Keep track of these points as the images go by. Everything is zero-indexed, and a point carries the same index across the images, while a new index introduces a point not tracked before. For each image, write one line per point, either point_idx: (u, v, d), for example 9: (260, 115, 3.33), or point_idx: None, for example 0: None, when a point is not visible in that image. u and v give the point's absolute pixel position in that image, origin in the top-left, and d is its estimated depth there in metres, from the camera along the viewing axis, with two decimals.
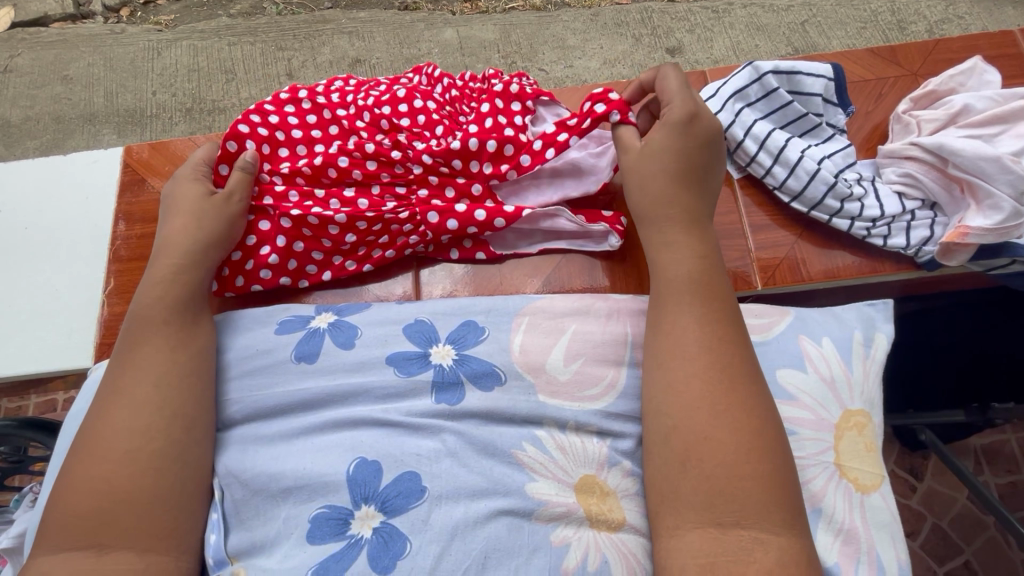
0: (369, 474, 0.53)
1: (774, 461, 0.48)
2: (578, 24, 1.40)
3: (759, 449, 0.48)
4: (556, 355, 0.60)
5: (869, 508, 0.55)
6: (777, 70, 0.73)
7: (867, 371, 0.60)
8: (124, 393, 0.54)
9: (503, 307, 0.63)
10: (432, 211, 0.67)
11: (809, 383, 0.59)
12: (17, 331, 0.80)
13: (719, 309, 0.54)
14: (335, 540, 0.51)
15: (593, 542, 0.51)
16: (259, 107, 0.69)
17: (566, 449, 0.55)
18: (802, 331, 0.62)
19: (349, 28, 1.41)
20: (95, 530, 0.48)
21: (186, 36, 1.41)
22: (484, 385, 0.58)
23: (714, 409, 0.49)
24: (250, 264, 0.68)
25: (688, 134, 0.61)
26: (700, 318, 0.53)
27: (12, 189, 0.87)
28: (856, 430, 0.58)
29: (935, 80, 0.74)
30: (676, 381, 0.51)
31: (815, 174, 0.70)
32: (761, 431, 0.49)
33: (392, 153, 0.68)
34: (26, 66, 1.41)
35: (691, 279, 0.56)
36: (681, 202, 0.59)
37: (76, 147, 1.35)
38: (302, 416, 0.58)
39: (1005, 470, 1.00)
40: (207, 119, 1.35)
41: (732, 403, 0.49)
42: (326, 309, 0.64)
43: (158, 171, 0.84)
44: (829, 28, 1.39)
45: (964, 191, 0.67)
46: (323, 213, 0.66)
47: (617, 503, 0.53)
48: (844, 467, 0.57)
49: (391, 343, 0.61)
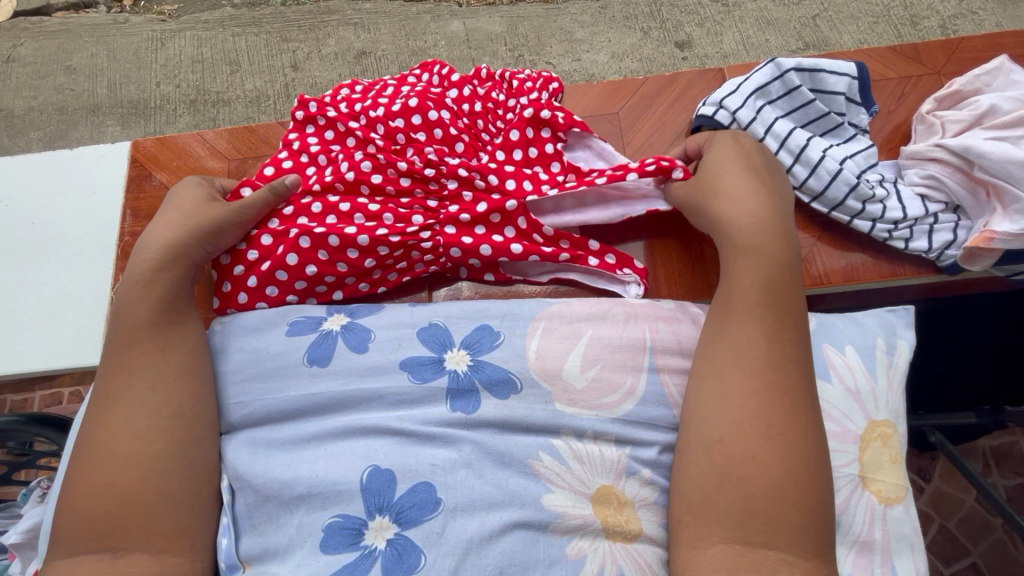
0: (383, 483, 0.52)
1: (817, 490, 0.48)
2: (586, 16, 1.38)
3: (805, 475, 0.47)
4: (573, 360, 0.59)
5: (890, 520, 0.55)
6: (800, 67, 0.72)
7: (891, 380, 0.59)
8: (118, 398, 0.53)
9: (518, 311, 0.62)
10: (455, 247, 0.66)
11: (835, 394, 0.58)
12: (24, 326, 0.79)
13: (790, 328, 0.53)
14: (349, 551, 0.50)
15: (609, 554, 0.51)
16: (284, 139, 0.71)
17: (583, 459, 0.55)
18: (825, 340, 0.61)
19: (355, 20, 1.39)
20: (105, 533, 0.48)
21: (190, 27, 1.39)
22: (500, 394, 0.57)
23: (769, 434, 0.48)
24: (253, 280, 0.65)
25: (744, 150, 0.64)
26: (766, 334, 0.52)
27: (18, 183, 0.86)
28: (882, 441, 0.57)
29: (960, 80, 0.73)
30: (732, 396, 0.51)
31: (837, 174, 0.69)
32: (813, 462, 0.48)
33: (425, 170, 0.68)
34: (29, 56, 1.39)
35: (764, 291, 0.54)
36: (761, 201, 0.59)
37: (80, 139, 1.34)
38: (315, 419, 0.57)
39: (1013, 472, 0.99)
40: (211, 111, 1.34)
41: (790, 429, 0.49)
42: (338, 310, 0.63)
43: (166, 166, 0.82)
44: (841, 23, 1.37)
45: (990, 195, 0.66)
46: (345, 235, 0.64)
47: (634, 513, 0.53)
48: (867, 478, 0.56)
49: (404, 347, 0.60)
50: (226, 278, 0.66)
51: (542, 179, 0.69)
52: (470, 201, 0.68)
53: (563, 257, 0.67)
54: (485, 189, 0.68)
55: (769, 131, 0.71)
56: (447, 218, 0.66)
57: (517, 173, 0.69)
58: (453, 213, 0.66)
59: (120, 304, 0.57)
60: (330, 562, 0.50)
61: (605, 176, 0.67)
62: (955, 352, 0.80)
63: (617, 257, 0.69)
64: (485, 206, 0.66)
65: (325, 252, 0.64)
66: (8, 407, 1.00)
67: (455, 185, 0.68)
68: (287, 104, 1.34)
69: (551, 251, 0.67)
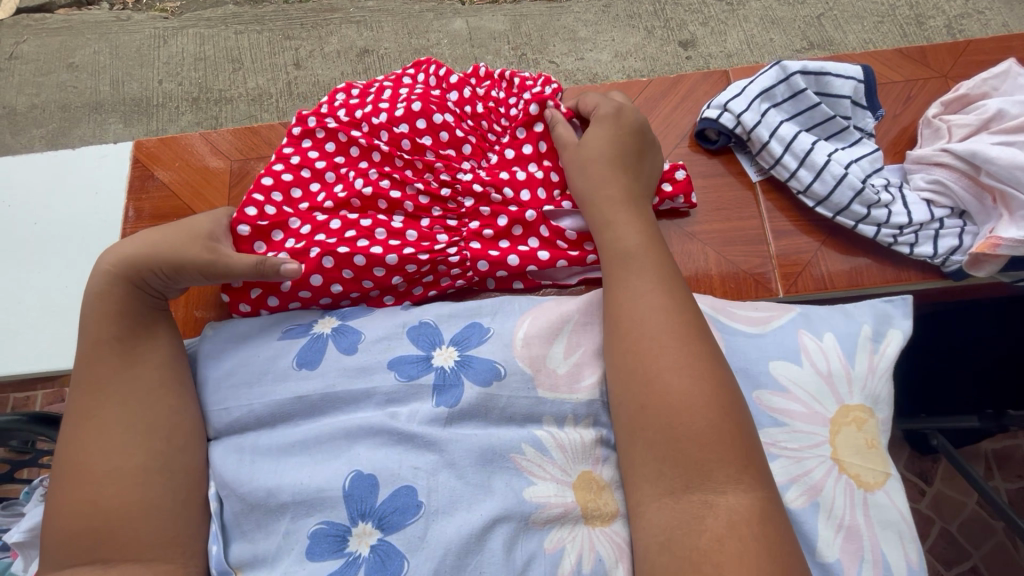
0: (365, 489, 0.52)
1: (715, 417, 0.48)
2: (589, 15, 1.37)
3: (691, 405, 0.48)
4: (557, 347, 0.59)
5: (873, 507, 0.54)
6: (805, 70, 0.72)
7: (873, 367, 0.58)
8: (92, 416, 0.53)
9: (507, 307, 0.63)
10: (483, 260, 0.66)
11: (804, 376, 0.58)
12: (24, 327, 0.79)
13: (655, 276, 0.57)
14: (334, 558, 0.50)
15: (587, 542, 0.51)
16: (280, 154, 0.68)
17: (565, 447, 0.55)
18: (803, 326, 0.61)
19: (357, 18, 1.38)
20: (93, 546, 0.49)
21: (192, 24, 1.39)
22: (483, 380, 0.56)
23: (651, 373, 0.51)
24: (274, 300, 0.65)
25: (613, 122, 0.69)
26: (636, 288, 0.56)
27: (19, 182, 0.86)
28: (856, 426, 0.56)
29: (967, 84, 0.72)
30: (617, 357, 0.54)
31: (842, 178, 0.68)
32: (720, 403, 0.49)
33: (442, 188, 0.68)
34: (31, 53, 1.39)
35: (628, 252, 0.59)
36: (614, 181, 0.65)
37: (82, 137, 1.34)
38: (308, 424, 0.57)
39: (1016, 475, 0.99)
40: (213, 109, 1.34)
41: (660, 367, 0.51)
42: (330, 313, 0.65)
43: (167, 165, 0.82)
44: (846, 22, 1.36)
45: (997, 201, 0.65)
46: (372, 254, 0.64)
47: (611, 496, 0.53)
48: (844, 462, 0.55)
49: (394, 347, 0.60)
50: (241, 300, 0.65)
51: (555, 182, 0.71)
52: (490, 215, 0.68)
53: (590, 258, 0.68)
54: (502, 197, 0.68)
55: (774, 135, 0.71)
56: (470, 233, 0.67)
57: (531, 180, 0.70)
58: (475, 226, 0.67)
59: (101, 312, 0.56)
60: (316, 571, 0.50)
61: None
62: (958, 355, 0.79)
63: None
64: (505, 219, 0.68)
65: (352, 270, 0.64)
66: (10, 405, 1.01)
67: (473, 200, 0.68)
68: (289, 102, 1.34)
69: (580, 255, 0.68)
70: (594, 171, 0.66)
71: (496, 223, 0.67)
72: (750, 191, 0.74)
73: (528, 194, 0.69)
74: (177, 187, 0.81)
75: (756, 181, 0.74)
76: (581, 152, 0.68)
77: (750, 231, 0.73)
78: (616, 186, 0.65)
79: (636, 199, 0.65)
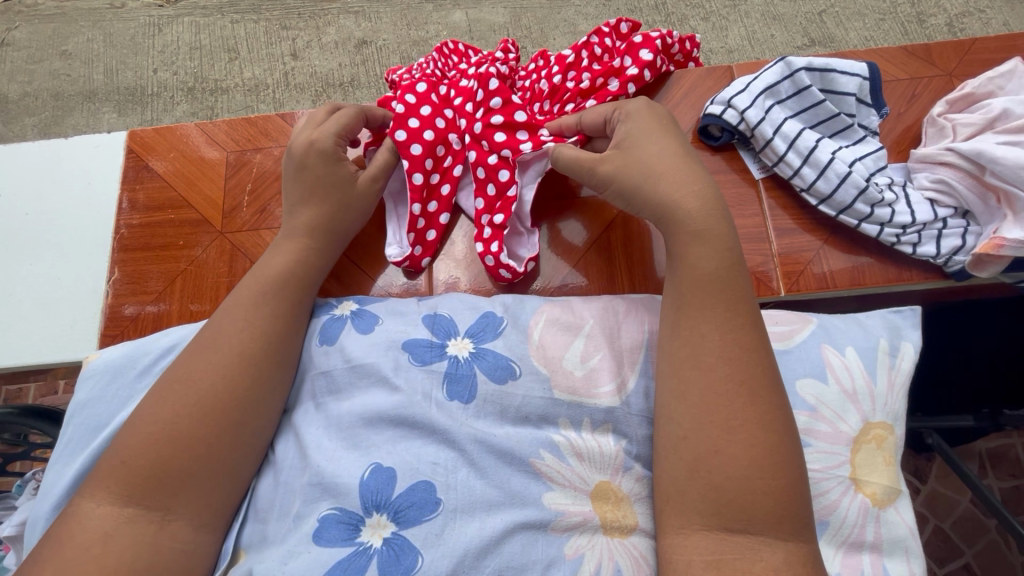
0: (383, 481, 0.51)
1: (783, 467, 0.46)
2: (590, 9, 1.36)
3: (772, 462, 0.46)
4: (573, 349, 0.58)
5: (884, 523, 0.54)
6: (810, 67, 0.71)
7: (892, 383, 0.58)
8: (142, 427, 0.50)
9: (525, 302, 0.63)
10: (423, 84, 0.73)
11: (829, 395, 0.57)
12: (14, 319, 0.78)
13: (740, 311, 0.52)
14: (343, 546, 0.48)
15: (606, 551, 0.50)
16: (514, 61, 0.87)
17: (583, 454, 0.54)
18: (825, 340, 0.60)
19: (355, 8, 1.36)
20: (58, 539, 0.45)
21: (188, 13, 1.37)
22: (497, 378, 0.56)
23: (727, 425, 0.47)
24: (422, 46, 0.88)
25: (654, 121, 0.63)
26: (722, 323, 0.51)
27: (9, 171, 0.85)
28: (875, 443, 0.56)
29: (973, 82, 0.72)
30: (690, 394, 0.49)
31: (846, 177, 0.68)
32: (773, 445, 0.47)
33: (471, 82, 0.75)
34: (23, 40, 1.37)
35: (716, 276, 0.53)
36: (698, 195, 0.56)
37: (74, 126, 1.32)
38: (324, 405, 0.57)
39: (1010, 474, 0.99)
40: (209, 99, 1.32)
41: (747, 419, 0.47)
42: (349, 298, 0.64)
43: (162, 155, 0.82)
44: (848, 20, 1.35)
45: (1001, 201, 0.65)
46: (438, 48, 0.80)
47: (630, 508, 0.52)
48: (861, 481, 0.55)
49: (412, 330, 0.60)
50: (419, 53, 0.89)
51: (497, 144, 0.71)
52: (468, 98, 0.73)
53: (416, 179, 0.69)
54: (473, 102, 0.73)
55: (778, 132, 0.70)
56: (442, 89, 0.74)
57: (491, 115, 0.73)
58: (455, 87, 0.75)
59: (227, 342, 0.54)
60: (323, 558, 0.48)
61: (485, 171, 0.71)
62: (961, 357, 0.79)
63: (421, 247, 0.72)
64: (462, 104, 0.73)
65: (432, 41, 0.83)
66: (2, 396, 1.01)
67: (467, 96, 0.73)
68: (286, 93, 1.32)
69: (417, 162, 0.69)
70: (659, 175, 0.58)
71: (454, 101, 0.74)
72: (754, 189, 0.74)
73: (476, 119, 0.73)
74: (175, 176, 0.80)
75: (758, 179, 0.74)
76: (648, 141, 0.61)
77: (753, 229, 0.72)
78: (702, 194, 0.56)
79: (716, 212, 0.55)
